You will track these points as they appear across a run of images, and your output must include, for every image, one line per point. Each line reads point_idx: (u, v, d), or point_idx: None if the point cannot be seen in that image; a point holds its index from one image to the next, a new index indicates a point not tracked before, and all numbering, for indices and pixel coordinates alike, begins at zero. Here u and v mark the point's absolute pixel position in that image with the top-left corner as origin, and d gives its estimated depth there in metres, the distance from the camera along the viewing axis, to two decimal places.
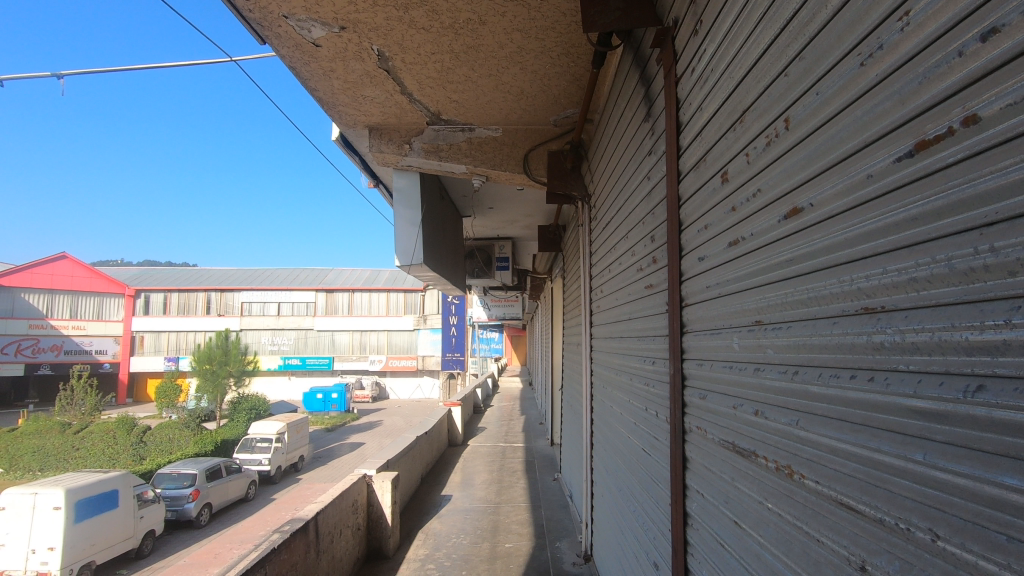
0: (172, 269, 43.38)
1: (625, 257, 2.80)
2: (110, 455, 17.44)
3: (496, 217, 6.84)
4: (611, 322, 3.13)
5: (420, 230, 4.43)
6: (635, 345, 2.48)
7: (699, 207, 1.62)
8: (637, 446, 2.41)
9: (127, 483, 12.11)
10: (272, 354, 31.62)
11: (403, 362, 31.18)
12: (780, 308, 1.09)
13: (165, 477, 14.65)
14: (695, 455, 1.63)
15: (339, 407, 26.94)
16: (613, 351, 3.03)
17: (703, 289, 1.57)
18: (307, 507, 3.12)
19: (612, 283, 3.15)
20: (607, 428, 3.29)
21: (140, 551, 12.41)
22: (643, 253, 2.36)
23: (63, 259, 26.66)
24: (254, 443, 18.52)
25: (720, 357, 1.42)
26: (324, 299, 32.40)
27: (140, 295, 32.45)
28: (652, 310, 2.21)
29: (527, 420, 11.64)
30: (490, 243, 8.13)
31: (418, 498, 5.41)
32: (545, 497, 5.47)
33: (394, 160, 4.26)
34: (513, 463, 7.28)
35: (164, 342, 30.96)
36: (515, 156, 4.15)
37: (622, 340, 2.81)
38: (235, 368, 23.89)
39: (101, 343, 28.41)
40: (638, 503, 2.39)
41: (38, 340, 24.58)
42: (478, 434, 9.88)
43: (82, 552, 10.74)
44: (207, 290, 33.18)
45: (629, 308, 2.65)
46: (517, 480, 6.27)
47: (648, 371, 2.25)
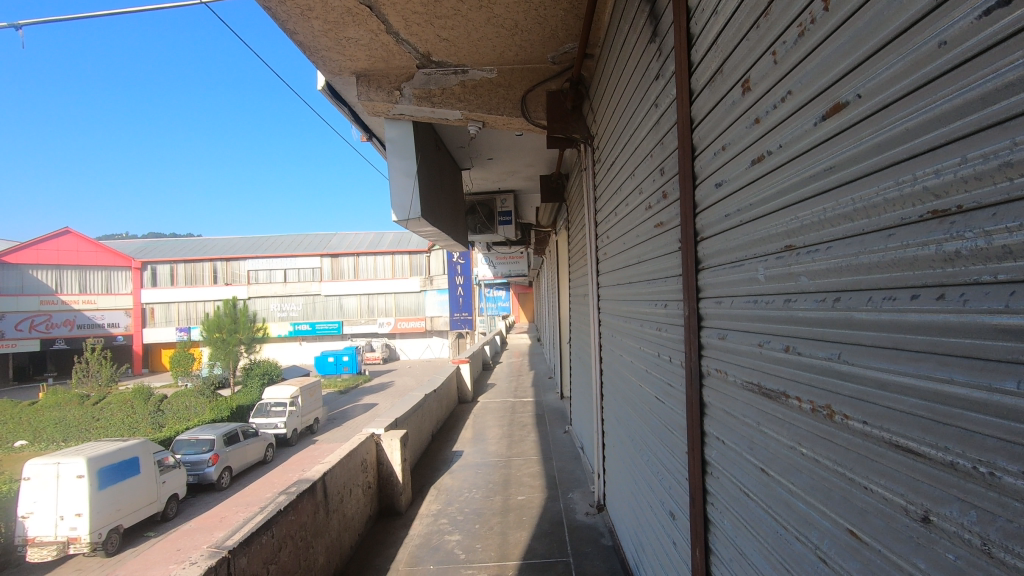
0: (177, 241, 43.47)
1: (632, 198, 2.63)
2: (130, 424, 17.85)
3: (496, 168, 6.61)
4: (619, 269, 2.98)
5: (416, 181, 4.23)
6: (645, 290, 2.33)
7: (715, 127, 1.44)
8: (649, 394, 2.31)
9: (147, 450, 12.40)
10: (281, 320, 31.87)
11: (411, 323, 31.35)
12: (816, 228, 0.94)
13: (184, 443, 15.01)
14: (714, 401, 1.51)
15: (350, 369, 27.34)
16: (622, 298, 2.89)
17: (721, 219, 1.41)
18: (314, 468, 3.08)
19: (619, 228, 2.98)
20: (618, 377, 3.19)
21: (165, 513, 12.85)
22: (652, 190, 2.20)
23: (66, 234, 26.66)
24: (269, 407, 18.85)
25: (742, 292, 1.28)
26: (329, 264, 32.41)
27: (146, 267, 32.65)
28: (663, 251, 2.04)
29: (536, 374, 11.68)
30: (491, 196, 7.91)
31: (429, 454, 5.43)
32: (556, 449, 5.47)
33: (385, 109, 4.04)
34: (523, 417, 7.29)
35: (175, 313, 31.30)
36: (511, 99, 3.91)
37: (631, 286, 2.67)
38: (245, 335, 24.08)
39: (113, 316, 28.78)
40: (652, 453, 2.31)
41: (50, 315, 25.70)
42: (488, 390, 9.93)
43: (109, 516, 11.16)
44: (212, 260, 33.29)
45: (637, 252, 2.50)
46: (528, 434, 6.27)
47: (659, 315, 2.11)
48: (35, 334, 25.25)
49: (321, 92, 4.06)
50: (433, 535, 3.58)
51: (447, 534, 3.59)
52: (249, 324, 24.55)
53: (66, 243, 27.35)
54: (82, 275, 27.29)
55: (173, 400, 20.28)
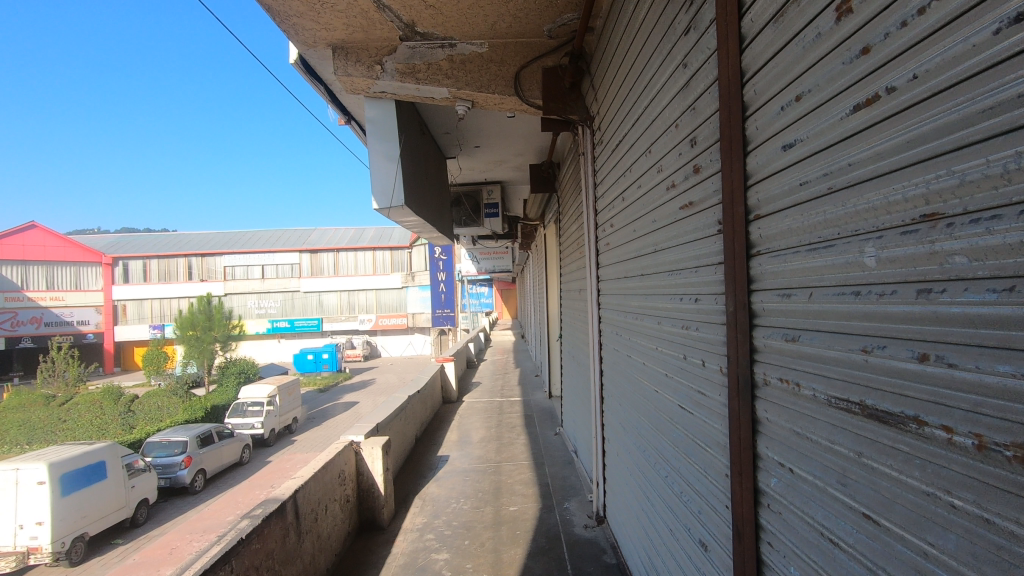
0: (151, 236, 42.16)
1: (643, 178, 2.32)
2: (99, 426, 17.15)
3: (484, 156, 6.28)
4: (626, 260, 2.68)
5: (399, 166, 3.87)
6: (663, 282, 2.04)
7: (781, 74, 1.15)
8: (666, 399, 2.02)
9: (115, 453, 11.81)
10: (259, 317, 31.10)
11: (393, 320, 30.88)
12: (996, 187, 0.66)
13: (155, 445, 14.34)
14: (772, 417, 1.22)
15: (330, 367, 26.82)
16: (631, 292, 2.58)
17: (790, 189, 1.11)
18: (284, 485, 2.73)
19: (625, 214, 2.68)
20: (622, 379, 2.90)
21: (135, 519, 12.32)
22: (674, 165, 1.89)
23: (33, 228, 25.64)
24: (245, 407, 18.29)
25: (828, 281, 0.98)
26: (309, 259, 31.71)
27: (118, 263, 31.56)
28: (690, 236, 1.74)
29: (522, 373, 11.39)
30: (477, 188, 7.58)
31: (413, 460, 5.09)
32: (547, 453, 5.17)
33: (365, 86, 3.68)
34: (511, 418, 6.97)
35: (148, 310, 30.35)
36: (504, 76, 3.57)
37: (641, 278, 2.36)
38: (220, 333, 23.38)
39: (83, 313, 27.78)
40: (668, 467, 2.01)
41: (17, 313, 24.52)
42: (473, 388, 9.63)
43: (74, 524, 10.62)
44: (187, 255, 32.32)
45: (652, 238, 2.19)
46: (517, 436, 5.96)
47: (684, 311, 1.81)
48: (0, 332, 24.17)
49: (293, 67, 3.68)
50: (418, 553, 3.25)
51: (434, 552, 3.27)
52: (224, 321, 23.81)
53: (32, 238, 26.15)
54: (50, 271, 26.24)
55: (144, 401, 19.57)
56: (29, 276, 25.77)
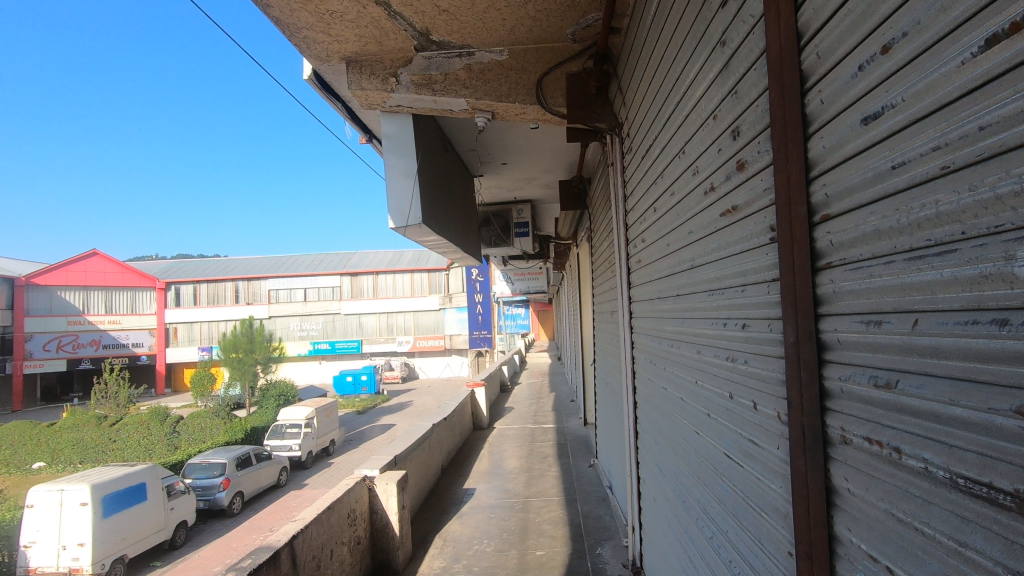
0: (202, 261, 43.94)
1: (677, 184, 2.01)
2: (146, 446, 17.63)
3: (512, 173, 6.07)
4: (659, 277, 2.37)
5: (416, 182, 3.68)
6: (701, 302, 1.72)
7: (858, 25, 0.86)
8: (709, 443, 1.70)
9: (155, 475, 12.00)
10: (301, 339, 31.71)
11: (430, 342, 30.95)
12: None
13: (195, 466, 14.53)
14: (855, 487, 0.90)
15: (369, 389, 26.97)
16: (666, 314, 2.25)
17: (878, 174, 0.82)
18: (282, 530, 2.50)
19: (657, 226, 2.38)
20: (658, 414, 2.56)
21: (173, 541, 12.42)
22: (712, 164, 1.59)
23: (94, 256, 27.08)
24: (284, 429, 18.44)
25: (949, 305, 0.68)
26: (349, 282, 32.26)
27: (171, 288, 32.89)
28: (734, 248, 1.42)
29: (557, 397, 11.00)
30: (507, 207, 7.38)
31: (437, 493, 4.81)
32: (581, 488, 4.80)
33: (380, 100, 3.51)
34: (544, 447, 6.61)
35: (197, 332, 31.42)
36: (526, 84, 3.34)
37: (677, 299, 2.04)
38: (261, 355, 23.86)
39: (138, 336, 28.99)
40: (714, 527, 1.67)
41: (77, 336, 25.73)
42: (506, 413, 9.31)
43: (114, 546, 10.71)
44: (234, 279, 33.39)
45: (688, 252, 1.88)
46: (549, 467, 5.60)
47: (729, 340, 1.49)
48: (62, 354, 25.36)
49: (309, 83, 3.57)
50: None
51: None
52: (266, 344, 24.29)
53: (92, 265, 27.51)
54: (108, 296, 27.51)
55: (189, 422, 20.05)
56: (90, 301, 27.14)
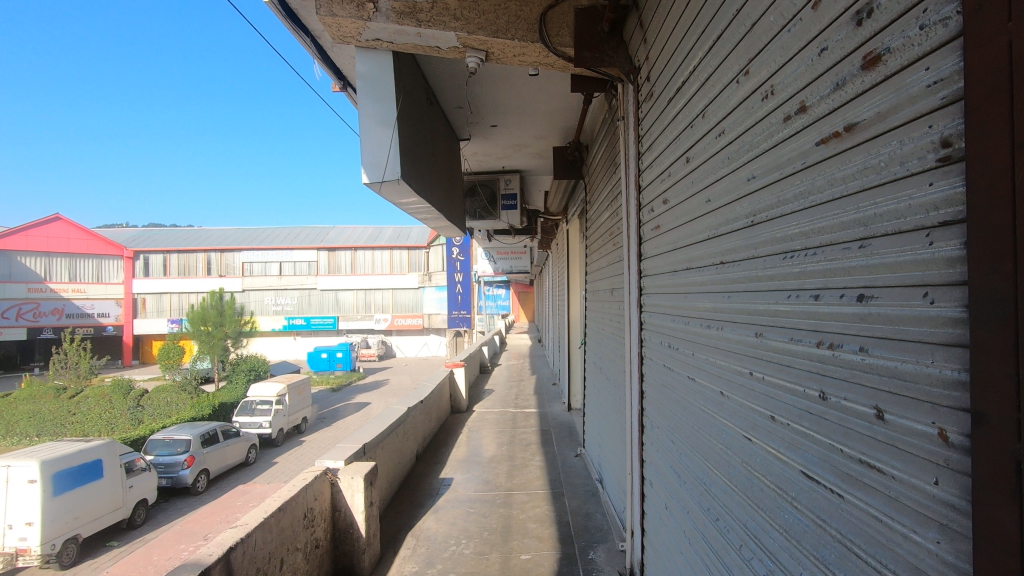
0: (174, 231, 42.40)
1: (729, 119, 1.56)
2: (108, 420, 16.91)
3: (501, 137, 5.58)
4: (688, 242, 1.94)
5: (395, 132, 3.15)
6: (766, 266, 1.30)
7: None
8: (769, 454, 1.29)
9: (113, 452, 11.38)
10: (275, 314, 30.90)
11: (408, 320, 30.45)
12: None
13: (158, 443, 13.91)
14: None
15: (344, 366, 26.45)
16: (698, 288, 1.82)
17: None
18: (217, 539, 2.04)
19: (687, 180, 1.95)
20: (675, 409, 2.14)
21: (132, 520, 11.86)
22: (806, 75, 1.13)
23: (57, 221, 25.78)
24: (254, 405, 17.85)
25: None
26: (326, 258, 31.42)
27: (139, 257, 31.62)
28: (846, 188, 0.99)
29: (538, 380, 10.65)
30: (494, 176, 6.87)
31: (411, 484, 4.38)
32: (567, 480, 4.43)
33: (355, 32, 2.96)
34: (526, 433, 6.22)
35: (167, 304, 30.31)
36: (527, 18, 2.86)
37: (722, 269, 1.60)
38: (231, 329, 23.07)
39: (104, 306, 27.79)
40: (773, 566, 1.26)
41: (39, 304, 24.63)
42: (485, 396, 8.91)
43: (66, 525, 10.14)
44: (206, 250, 32.24)
45: (744, 203, 1.45)
46: (532, 456, 5.22)
47: (823, 321, 1.06)
48: (22, 322, 24.26)
49: (269, 9, 3.00)
50: None
51: None
52: (235, 317, 23.45)
53: (55, 230, 26.17)
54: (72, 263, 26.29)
55: (154, 396, 19.30)
56: (52, 268, 25.92)
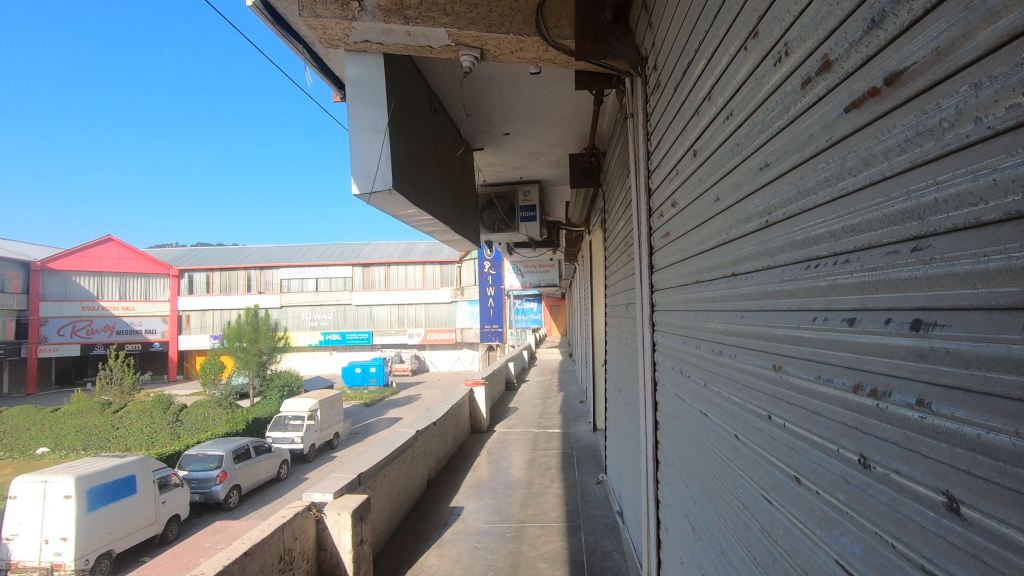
0: (218, 250, 43.87)
1: (738, 97, 1.25)
2: (149, 434, 17.32)
3: (515, 146, 5.36)
4: (696, 249, 1.64)
5: (387, 139, 2.89)
6: (784, 279, 0.99)
7: None
8: (794, 527, 0.97)
9: (146, 467, 11.54)
10: (312, 329, 31.40)
11: (441, 335, 30.44)
12: None
13: (192, 458, 14.13)
14: None
15: (377, 381, 26.57)
16: (709, 306, 1.51)
17: None
18: None
19: (695, 178, 1.65)
20: (688, 447, 1.82)
21: (165, 536, 11.98)
22: (831, 16, 0.83)
23: (109, 241, 27.00)
24: (287, 421, 17.98)
25: None
26: (361, 273, 31.84)
27: (184, 275, 32.75)
28: (893, 164, 0.68)
29: (566, 397, 10.28)
30: (512, 188, 6.65)
31: (417, 514, 4.13)
32: (586, 511, 4.08)
33: (342, 34, 2.77)
34: (548, 455, 5.89)
35: (209, 320, 31.20)
36: (523, 10, 2.63)
37: (736, 282, 1.28)
38: (266, 345, 23.52)
39: (151, 322, 28.80)
40: None
41: (92, 321, 25.79)
42: (509, 414, 8.62)
43: (99, 540, 10.21)
44: (247, 268, 33.18)
45: (754, 198, 1.15)
46: (551, 481, 4.89)
47: (863, 355, 0.74)
48: (76, 338, 25.39)
49: (255, 14, 2.85)
50: None
51: None
52: (270, 333, 23.89)
53: (107, 250, 27.40)
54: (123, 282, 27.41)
55: (192, 411, 19.75)
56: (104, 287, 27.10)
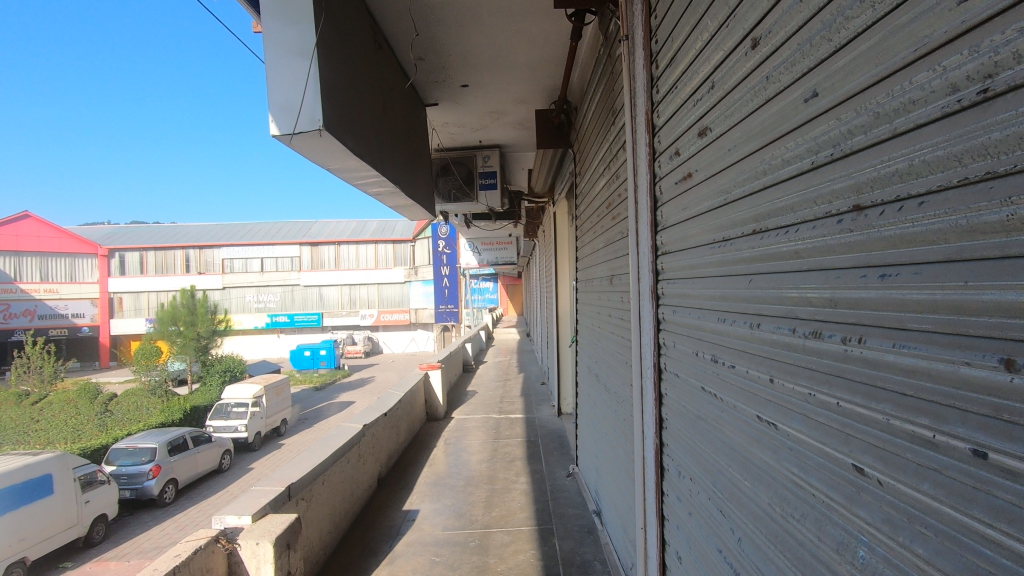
0: (152, 228, 40.92)
1: None
2: (74, 427, 15.83)
3: (475, 103, 4.76)
4: (751, 183, 1.13)
5: (315, 65, 2.23)
6: None
7: None
8: None
9: (65, 465, 10.38)
10: (257, 312, 29.85)
11: (395, 316, 29.56)
12: None
13: (121, 452, 12.72)
14: None
15: (328, 364, 25.54)
16: (780, 266, 1.01)
17: None
18: None
19: (751, 77, 1.13)
20: (721, 458, 1.35)
21: (90, 538, 10.92)
22: None
23: (26, 217, 24.49)
24: (229, 408, 16.87)
25: None
26: (310, 253, 30.37)
27: (115, 255, 30.31)
28: None
29: (526, 379, 9.86)
30: (470, 153, 6.05)
31: (365, 522, 3.58)
32: (557, 511, 3.64)
33: None
34: (511, 444, 5.42)
35: (145, 303, 29.14)
36: None
37: (866, 223, 0.78)
38: (204, 328, 22.08)
39: (78, 306, 26.50)
40: None
41: (9, 304, 23.43)
42: (467, 399, 8.11)
43: (10, 548, 9.13)
44: (185, 247, 31.01)
45: (933, 65, 0.65)
46: (517, 475, 4.42)
47: None
48: None
49: None
50: None
51: None
52: (208, 316, 22.43)
53: (25, 227, 24.84)
54: (45, 261, 24.99)
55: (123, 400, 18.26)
56: (22, 268, 24.62)
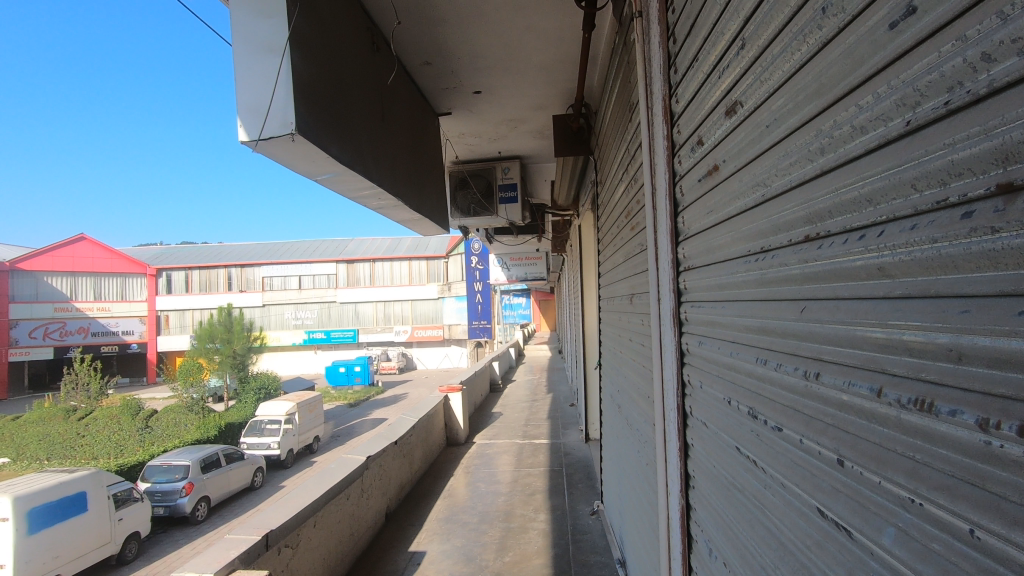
0: (198, 249, 42.38)
1: None
2: (116, 442, 16.11)
3: (489, 111, 4.50)
4: (801, 167, 0.79)
5: (285, 58, 1.97)
6: None
7: None
8: None
9: (99, 483, 10.43)
10: (295, 328, 30.31)
11: (428, 332, 29.52)
12: None
13: (156, 469, 12.86)
14: None
15: (362, 380, 25.58)
16: (855, 294, 0.65)
17: None
18: None
19: (798, 17, 0.79)
20: (765, 551, 0.97)
21: (122, 556, 10.93)
22: None
23: (82, 240, 25.28)
24: (263, 425, 16.92)
25: None
26: (346, 270, 30.74)
27: (162, 274, 31.33)
28: None
29: (555, 400, 9.44)
30: (489, 164, 5.78)
31: (365, 566, 3.26)
32: (578, 557, 3.24)
33: None
34: (533, 474, 5.03)
35: (190, 320, 29.94)
36: None
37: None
38: (240, 345, 22.55)
39: (128, 323, 27.47)
40: None
41: (64, 323, 24.40)
42: (491, 421, 7.75)
43: (43, 566, 9.18)
44: (228, 266, 31.81)
45: None
46: (536, 512, 4.04)
47: None
48: (49, 341, 24.07)
49: None
50: None
51: None
52: (245, 333, 22.90)
53: (80, 249, 25.72)
54: (99, 282, 25.84)
55: (163, 416, 18.59)
56: (78, 288, 25.49)
